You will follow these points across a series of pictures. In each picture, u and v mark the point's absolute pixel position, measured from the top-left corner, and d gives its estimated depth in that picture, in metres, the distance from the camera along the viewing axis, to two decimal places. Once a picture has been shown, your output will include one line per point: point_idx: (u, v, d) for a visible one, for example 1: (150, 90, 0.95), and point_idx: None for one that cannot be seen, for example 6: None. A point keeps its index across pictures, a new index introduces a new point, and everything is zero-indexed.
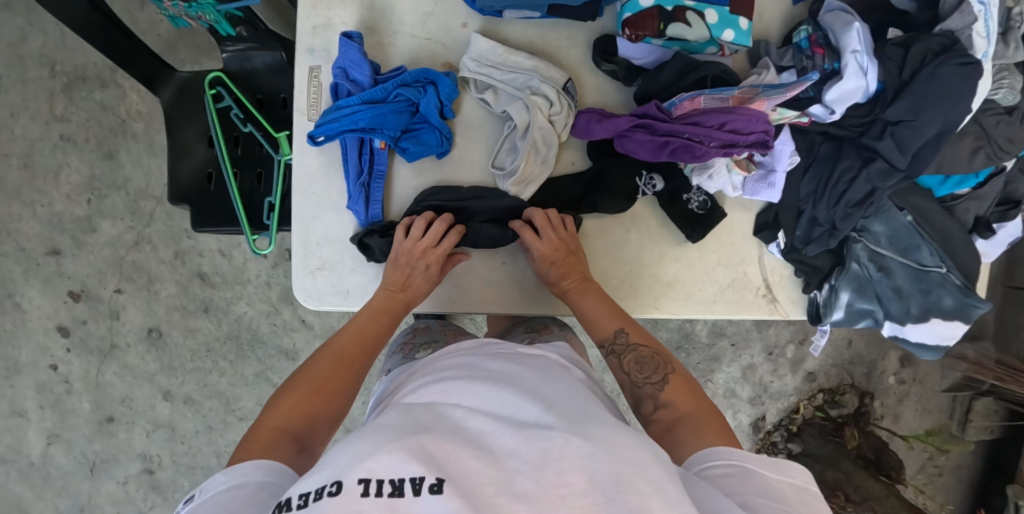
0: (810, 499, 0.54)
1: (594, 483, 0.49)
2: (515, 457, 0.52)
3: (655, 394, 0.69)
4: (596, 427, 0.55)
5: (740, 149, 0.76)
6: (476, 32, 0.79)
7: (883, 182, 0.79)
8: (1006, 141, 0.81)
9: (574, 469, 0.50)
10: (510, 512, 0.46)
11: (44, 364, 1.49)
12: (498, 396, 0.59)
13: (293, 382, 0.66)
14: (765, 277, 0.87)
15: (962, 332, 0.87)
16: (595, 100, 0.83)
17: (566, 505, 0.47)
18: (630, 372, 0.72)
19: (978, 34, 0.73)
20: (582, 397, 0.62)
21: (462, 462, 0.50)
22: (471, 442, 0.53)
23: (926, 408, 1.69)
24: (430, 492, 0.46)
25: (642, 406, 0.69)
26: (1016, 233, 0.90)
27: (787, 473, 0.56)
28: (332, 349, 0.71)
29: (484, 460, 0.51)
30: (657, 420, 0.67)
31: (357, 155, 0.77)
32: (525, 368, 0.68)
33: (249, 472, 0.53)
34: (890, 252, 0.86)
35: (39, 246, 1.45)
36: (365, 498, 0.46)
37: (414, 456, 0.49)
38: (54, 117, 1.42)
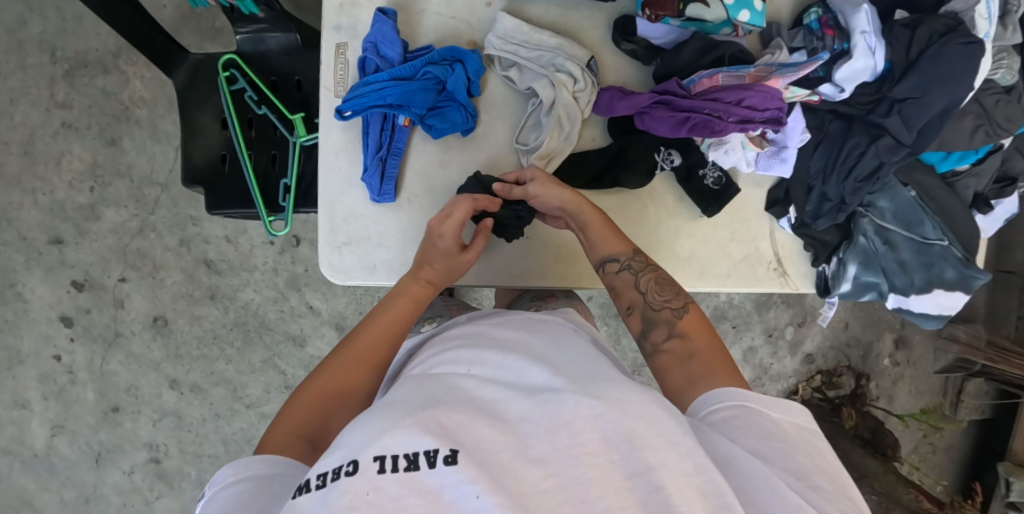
0: (814, 438, 0.58)
1: (608, 442, 0.50)
2: (529, 423, 0.52)
3: (673, 320, 0.71)
4: (606, 387, 0.55)
5: (757, 125, 0.78)
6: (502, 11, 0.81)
7: (890, 157, 0.81)
8: (1005, 120, 0.84)
9: (587, 428, 0.51)
10: (528, 477, 0.47)
11: (47, 354, 1.48)
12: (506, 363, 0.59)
13: (310, 389, 0.66)
14: (777, 251, 0.90)
15: (963, 302, 0.91)
16: (615, 78, 0.85)
17: (582, 466, 0.48)
18: (648, 292, 0.75)
19: (979, 16, 0.77)
20: (592, 361, 0.62)
21: (476, 432, 0.50)
22: (483, 411, 0.53)
23: (920, 390, 1.77)
24: (444, 464, 0.46)
25: (656, 332, 0.71)
26: (1012, 209, 0.96)
27: (790, 413, 0.59)
28: (355, 352, 0.69)
29: (497, 427, 0.51)
30: (669, 350, 0.69)
31: (379, 131, 0.78)
32: (532, 334, 0.68)
33: (252, 466, 0.56)
34: (894, 227, 0.89)
35: (41, 234, 1.44)
36: (382, 475, 0.46)
37: (428, 429, 0.49)
38: (56, 104, 1.41)
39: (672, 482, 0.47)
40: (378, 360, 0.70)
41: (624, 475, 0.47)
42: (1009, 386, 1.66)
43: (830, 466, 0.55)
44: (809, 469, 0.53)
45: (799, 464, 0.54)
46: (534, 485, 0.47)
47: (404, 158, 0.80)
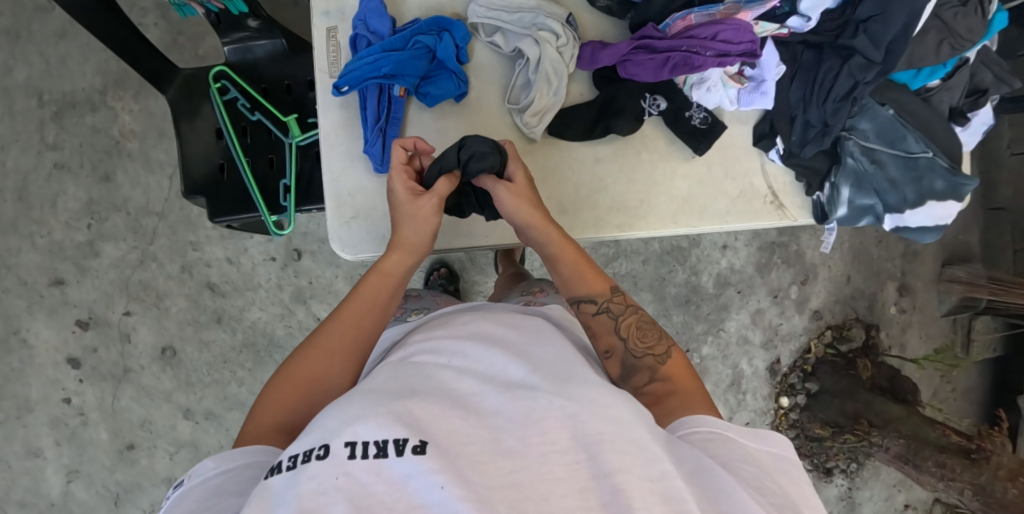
0: (789, 466, 0.59)
1: (575, 443, 0.51)
2: (502, 417, 0.53)
3: (655, 366, 0.72)
4: (581, 387, 0.56)
5: (734, 59, 0.80)
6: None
7: (863, 76, 0.83)
8: (967, 31, 0.90)
9: (557, 428, 0.52)
10: (494, 470, 0.48)
11: (57, 398, 1.46)
12: (486, 355, 0.60)
13: (283, 378, 0.65)
14: (770, 185, 0.92)
15: (957, 210, 0.94)
16: (593, 34, 0.88)
17: (550, 464, 0.49)
18: (628, 337, 0.74)
19: None
20: (572, 355, 0.63)
21: (447, 423, 0.51)
22: (458, 403, 0.54)
23: (930, 335, 1.80)
24: (412, 453, 0.47)
25: (637, 376, 0.71)
26: (988, 120, 1.02)
27: (767, 442, 0.60)
28: (327, 342, 0.67)
29: (470, 420, 0.52)
30: (649, 392, 0.70)
31: (376, 103, 0.77)
32: (515, 325, 0.68)
33: (233, 459, 0.56)
34: (879, 145, 0.92)
35: (41, 277, 1.44)
36: (351, 461, 0.47)
37: (400, 418, 0.49)
38: (46, 146, 1.43)
39: (636, 487, 0.48)
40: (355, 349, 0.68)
41: (589, 475, 0.49)
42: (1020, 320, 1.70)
43: (798, 500, 0.56)
44: (777, 495, 0.54)
45: (767, 488, 0.54)
46: (500, 476, 0.48)
47: (404, 127, 0.80)
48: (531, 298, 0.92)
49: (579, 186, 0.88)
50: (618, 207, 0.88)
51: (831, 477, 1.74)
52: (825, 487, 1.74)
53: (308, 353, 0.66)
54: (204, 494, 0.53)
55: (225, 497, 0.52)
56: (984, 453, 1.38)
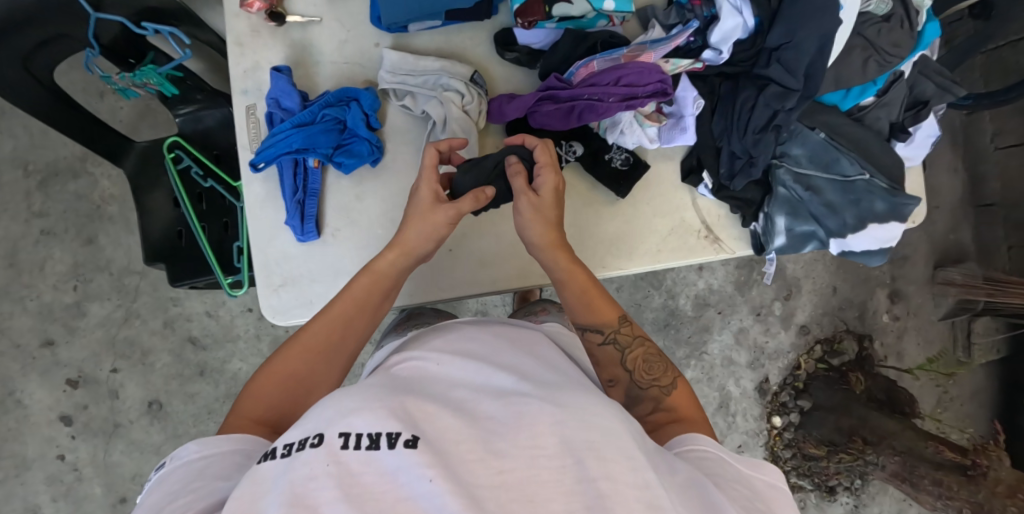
0: (780, 494, 0.62)
1: (563, 448, 0.52)
2: (493, 422, 0.56)
3: (660, 397, 0.76)
4: (569, 398, 0.59)
5: (642, 100, 0.80)
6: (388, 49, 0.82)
7: (782, 103, 0.83)
8: (893, 46, 0.90)
9: (546, 433, 0.54)
10: (479, 468, 0.50)
11: (52, 455, 1.51)
12: (482, 373, 0.64)
13: (274, 371, 0.70)
14: (703, 219, 0.91)
15: (901, 231, 0.91)
16: (505, 88, 0.87)
17: (536, 466, 0.51)
18: (635, 370, 0.79)
19: None
20: (555, 373, 0.67)
21: (441, 423, 0.54)
22: (453, 409, 0.58)
23: (927, 339, 1.78)
24: (404, 446, 0.50)
25: (642, 405, 0.75)
26: (932, 133, 0.99)
27: (760, 470, 0.63)
28: (313, 339, 0.72)
29: (463, 423, 0.55)
30: (654, 420, 0.74)
31: (292, 176, 0.80)
32: (506, 344, 0.72)
33: (215, 445, 0.59)
34: (814, 171, 0.90)
35: (33, 339, 1.49)
36: (344, 451, 0.50)
37: (396, 414, 0.53)
38: (33, 214, 1.49)
39: (615, 490, 0.49)
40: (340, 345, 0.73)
41: (573, 478, 0.50)
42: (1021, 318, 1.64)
43: None
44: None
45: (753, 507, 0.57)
46: (484, 476, 0.50)
47: (323, 197, 0.82)
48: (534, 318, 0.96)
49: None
50: None
51: (835, 496, 1.67)
52: (829, 506, 1.68)
53: (288, 351, 0.72)
54: (184, 477, 0.55)
55: (206, 478, 0.55)
56: (982, 469, 1.32)
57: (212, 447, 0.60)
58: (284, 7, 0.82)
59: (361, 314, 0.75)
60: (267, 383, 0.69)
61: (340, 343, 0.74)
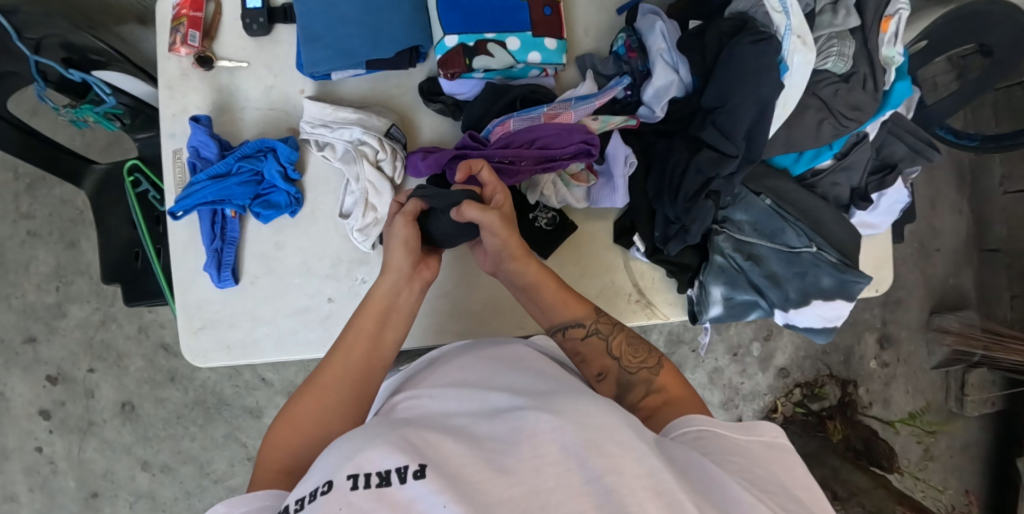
0: (781, 452, 0.59)
1: (567, 452, 0.50)
2: (495, 439, 0.54)
3: (650, 378, 0.72)
4: (566, 401, 0.57)
5: (560, 162, 0.78)
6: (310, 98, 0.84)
7: (716, 170, 0.77)
8: (851, 108, 0.82)
9: (547, 441, 0.52)
10: (490, 486, 0.49)
11: (30, 448, 1.56)
12: (477, 390, 0.62)
13: (282, 418, 0.66)
14: (635, 282, 0.87)
15: (848, 311, 0.85)
16: (430, 138, 0.87)
17: (543, 475, 0.49)
18: (621, 356, 0.74)
19: (774, 10, 0.72)
20: (554, 379, 0.64)
21: (443, 449, 0.53)
22: (451, 433, 0.56)
23: (918, 388, 1.72)
24: (414, 479, 0.49)
25: (631, 393, 0.71)
26: (900, 200, 0.91)
27: (755, 432, 0.61)
28: (322, 375, 0.69)
29: (466, 446, 0.53)
30: (645, 406, 0.70)
31: (210, 225, 0.82)
32: (506, 360, 0.69)
33: (244, 503, 0.57)
34: (756, 239, 0.85)
35: (16, 335, 1.54)
36: (355, 491, 0.49)
37: (398, 449, 0.52)
38: (20, 216, 1.53)
39: (628, 487, 0.47)
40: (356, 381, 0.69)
41: (579, 481, 0.48)
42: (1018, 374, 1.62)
43: (791, 481, 0.57)
44: (769, 483, 0.55)
45: (759, 476, 0.55)
46: (497, 494, 0.48)
47: (242, 246, 0.83)
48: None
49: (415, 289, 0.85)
50: (460, 311, 0.85)
51: None
52: None
53: (306, 395, 0.68)
54: None
55: None
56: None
57: (240, 508, 0.57)
58: (213, 52, 0.84)
59: (377, 347, 0.72)
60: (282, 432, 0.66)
61: (368, 382, 0.70)
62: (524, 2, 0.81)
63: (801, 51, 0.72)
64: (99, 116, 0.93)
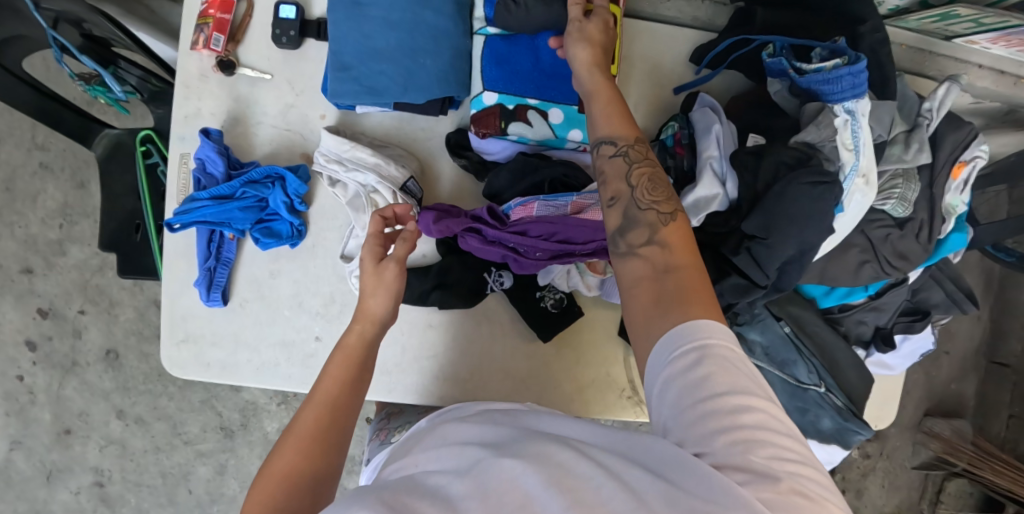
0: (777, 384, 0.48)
1: (534, 496, 0.41)
2: (462, 495, 0.44)
3: (657, 225, 0.57)
4: (536, 441, 0.47)
5: (575, 257, 0.72)
6: (329, 127, 0.79)
7: (738, 297, 0.75)
8: (900, 256, 0.79)
9: (516, 491, 0.42)
10: None
11: (11, 375, 1.58)
12: (450, 443, 0.52)
13: (261, 479, 0.56)
14: (631, 378, 0.84)
15: (841, 457, 0.82)
16: (449, 191, 0.82)
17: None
18: (638, 187, 0.59)
19: (845, 146, 0.70)
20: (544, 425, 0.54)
21: (409, 505, 0.43)
22: (420, 488, 0.46)
23: (894, 485, 1.70)
24: None
25: (632, 231, 0.57)
26: (922, 346, 0.87)
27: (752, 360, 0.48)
28: (299, 428, 0.59)
29: (432, 501, 0.43)
30: (643, 254, 0.56)
31: (206, 242, 0.78)
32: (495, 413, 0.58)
33: None
34: (766, 365, 0.81)
35: (14, 264, 1.55)
36: None
37: (362, 507, 0.43)
38: (36, 146, 1.53)
39: None
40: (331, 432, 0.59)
41: None
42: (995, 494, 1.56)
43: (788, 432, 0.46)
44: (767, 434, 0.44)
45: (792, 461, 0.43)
46: None
47: (236, 267, 0.80)
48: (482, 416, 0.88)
49: (403, 343, 0.81)
50: (444, 376, 0.82)
51: None
52: None
53: (286, 445, 0.58)
54: None
55: None
56: None
57: None
58: (237, 57, 0.80)
59: (355, 386, 0.64)
60: (269, 489, 0.56)
61: (344, 421, 0.61)
62: None
63: (861, 191, 0.72)
64: (110, 99, 0.95)
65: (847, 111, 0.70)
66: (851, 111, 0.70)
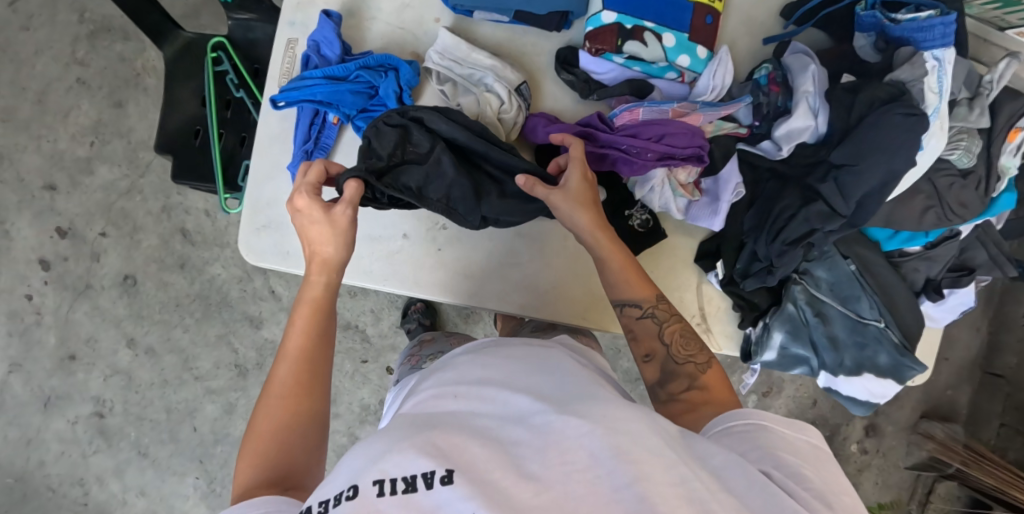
0: (824, 455, 0.56)
1: (595, 458, 0.45)
2: (521, 445, 0.48)
3: (695, 374, 0.67)
4: (591, 405, 0.51)
5: (677, 162, 0.78)
6: (445, 29, 0.81)
7: (822, 224, 0.79)
8: (959, 205, 0.84)
9: (575, 448, 0.46)
10: (525, 497, 0.43)
11: (20, 292, 1.52)
12: (494, 386, 0.55)
13: (252, 427, 0.60)
14: (701, 306, 0.87)
15: (894, 392, 0.87)
16: (549, 105, 0.84)
17: (572, 483, 0.44)
18: (672, 343, 0.70)
19: (929, 89, 0.75)
20: (576, 378, 0.57)
21: (469, 450, 0.46)
22: (477, 432, 0.49)
23: (886, 482, 1.73)
24: (442, 483, 0.44)
25: (674, 382, 0.67)
26: (966, 302, 0.92)
27: (802, 431, 0.57)
28: (277, 379, 0.62)
29: (493, 449, 0.47)
30: (685, 399, 0.66)
31: (308, 125, 0.78)
32: (528, 357, 0.61)
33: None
34: (829, 299, 0.86)
35: (37, 179, 1.51)
36: (382, 499, 0.44)
37: (422, 449, 0.46)
38: (75, 61, 1.50)
39: (665, 497, 0.43)
40: (304, 375, 0.62)
41: (611, 491, 0.43)
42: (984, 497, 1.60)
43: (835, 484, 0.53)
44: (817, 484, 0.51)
45: (806, 476, 0.51)
46: (530, 503, 0.43)
47: (332, 155, 0.79)
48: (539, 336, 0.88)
49: (493, 250, 0.83)
50: (527, 285, 0.83)
51: None
52: None
53: (269, 399, 0.61)
54: None
55: None
56: None
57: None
58: None
59: (323, 335, 0.66)
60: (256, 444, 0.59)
61: (317, 358, 0.64)
62: (691, 4, 0.81)
63: (936, 135, 0.77)
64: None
65: (935, 59, 0.75)
66: (938, 59, 0.75)
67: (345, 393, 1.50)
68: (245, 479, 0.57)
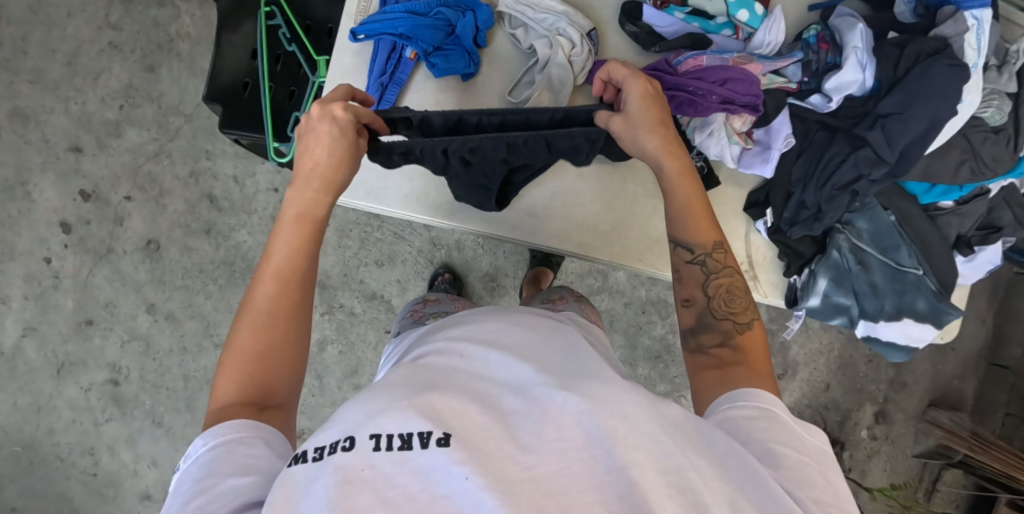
0: (829, 460, 0.55)
1: (592, 438, 0.46)
2: (520, 415, 0.49)
3: (732, 332, 0.67)
4: (593, 382, 0.52)
5: (736, 108, 0.81)
6: None
7: (870, 170, 0.82)
8: (992, 159, 0.86)
9: (573, 424, 0.47)
10: (516, 467, 0.45)
11: (39, 256, 1.50)
12: (498, 354, 0.55)
13: (230, 348, 0.59)
14: (749, 254, 0.91)
15: (931, 336, 0.92)
16: (612, 55, 0.90)
17: (565, 461, 0.45)
18: (714, 298, 0.69)
19: (968, 45, 0.79)
20: (578, 354, 0.58)
21: (465, 417, 0.47)
22: (476, 397, 0.50)
23: (895, 469, 1.68)
24: (437, 446, 0.45)
25: (706, 335, 0.67)
26: (995, 260, 0.96)
27: (810, 432, 0.57)
28: (258, 301, 0.61)
29: (490, 417, 0.48)
30: (715, 354, 0.66)
31: (385, 59, 0.83)
32: (530, 328, 0.61)
33: (225, 432, 0.53)
34: (871, 249, 0.91)
35: (63, 140, 1.50)
36: (376, 453, 0.45)
37: (419, 409, 0.47)
38: (108, 24, 1.50)
39: (652, 481, 0.44)
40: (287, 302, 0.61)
41: (601, 472, 0.45)
42: (989, 483, 1.59)
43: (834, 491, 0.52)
44: (818, 488, 0.51)
45: (807, 480, 0.51)
46: (520, 473, 0.44)
47: (405, 91, 0.85)
48: (552, 306, 0.88)
49: (557, 191, 0.88)
50: (587, 226, 0.89)
51: None
52: None
53: (251, 320, 0.60)
54: (195, 476, 0.50)
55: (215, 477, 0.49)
56: None
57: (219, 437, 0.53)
58: None
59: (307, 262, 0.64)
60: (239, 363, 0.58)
61: (301, 289, 0.63)
62: None
63: (971, 91, 0.79)
64: None
65: (974, 18, 0.79)
66: (978, 18, 0.78)
67: (368, 364, 1.50)
68: (222, 395, 0.57)
